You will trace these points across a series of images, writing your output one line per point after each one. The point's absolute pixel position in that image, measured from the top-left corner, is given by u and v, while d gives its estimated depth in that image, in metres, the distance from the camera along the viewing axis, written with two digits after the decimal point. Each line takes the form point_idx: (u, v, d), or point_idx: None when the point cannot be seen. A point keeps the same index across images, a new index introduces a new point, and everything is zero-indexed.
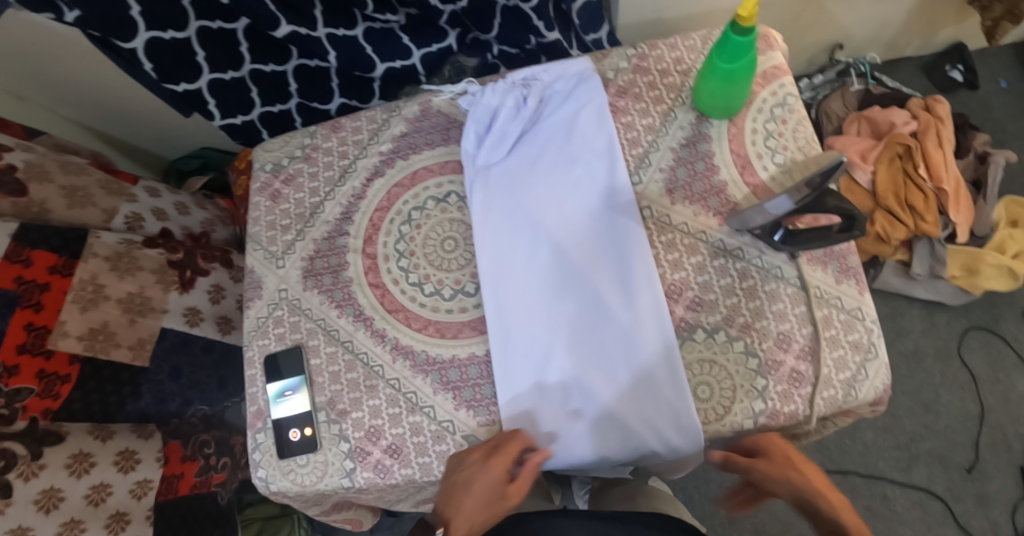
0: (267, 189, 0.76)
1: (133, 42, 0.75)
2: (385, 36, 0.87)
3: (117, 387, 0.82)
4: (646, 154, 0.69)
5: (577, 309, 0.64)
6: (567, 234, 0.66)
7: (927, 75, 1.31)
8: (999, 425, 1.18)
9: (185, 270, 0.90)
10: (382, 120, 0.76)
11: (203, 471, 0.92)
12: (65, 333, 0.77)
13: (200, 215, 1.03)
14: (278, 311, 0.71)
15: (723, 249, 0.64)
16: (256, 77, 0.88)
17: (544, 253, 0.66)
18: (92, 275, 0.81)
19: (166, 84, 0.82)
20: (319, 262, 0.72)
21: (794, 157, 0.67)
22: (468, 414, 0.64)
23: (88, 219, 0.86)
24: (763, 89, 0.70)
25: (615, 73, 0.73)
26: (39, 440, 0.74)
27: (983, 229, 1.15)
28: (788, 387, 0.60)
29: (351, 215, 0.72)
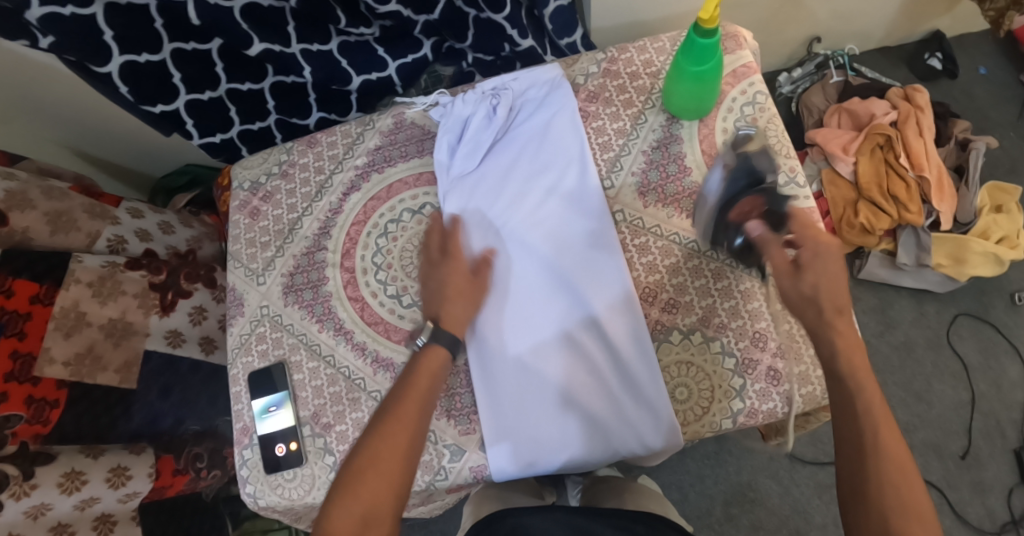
0: (246, 206, 0.77)
1: (109, 65, 0.76)
2: (360, 48, 0.88)
3: (108, 408, 0.83)
4: (617, 159, 0.69)
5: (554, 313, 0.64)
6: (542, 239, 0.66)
7: (907, 66, 1.32)
8: (992, 412, 1.18)
9: (167, 293, 0.92)
10: (356, 134, 0.76)
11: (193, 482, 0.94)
12: (51, 359, 0.77)
13: (185, 234, 1.04)
14: (261, 328, 0.72)
15: (697, 250, 0.64)
16: (233, 95, 0.88)
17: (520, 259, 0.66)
18: (74, 302, 0.81)
19: (143, 106, 0.83)
20: (299, 278, 0.72)
21: (765, 156, 0.67)
22: (449, 424, 0.64)
23: (72, 244, 0.87)
24: (733, 88, 0.70)
25: (585, 78, 0.74)
26: (31, 459, 0.74)
27: (967, 216, 1.15)
28: (765, 385, 0.60)
29: (329, 229, 0.73)
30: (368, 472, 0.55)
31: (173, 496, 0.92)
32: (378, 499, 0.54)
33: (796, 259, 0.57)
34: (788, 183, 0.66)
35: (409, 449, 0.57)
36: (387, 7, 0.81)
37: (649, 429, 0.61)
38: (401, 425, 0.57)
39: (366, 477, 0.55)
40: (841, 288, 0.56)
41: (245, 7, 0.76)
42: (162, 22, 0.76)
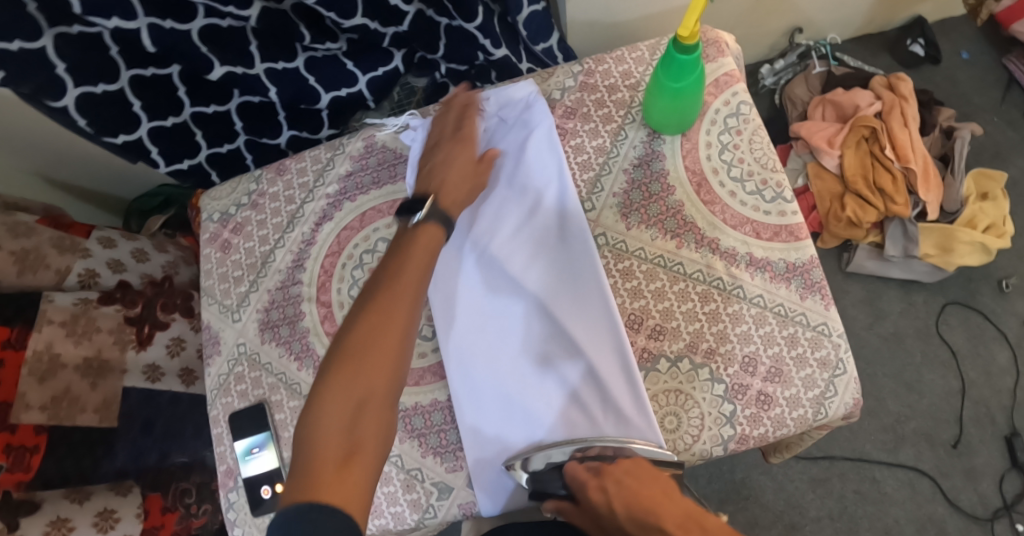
0: (216, 239, 0.74)
1: (64, 99, 0.73)
2: (329, 63, 0.84)
3: (90, 448, 0.80)
4: (597, 179, 0.67)
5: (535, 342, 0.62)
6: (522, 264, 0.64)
7: (891, 53, 1.30)
8: (982, 399, 1.18)
9: (144, 325, 0.89)
10: (326, 159, 0.74)
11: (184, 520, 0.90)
12: (27, 405, 0.75)
13: (161, 259, 1.01)
14: (238, 367, 0.70)
15: (683, 273, 0.63)
16: (199, 119, 0.85)
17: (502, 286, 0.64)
18: (47, 344, 0.78)
19: (104, 138, 0.80)
20: (275, 313, 0.70)
21: (751, 170, 0.65)
22: (436, 461, 0.62)
23: (41, 282, 0.85)
24: (715, 99, 0.68)
25: (562, 92, 0.71)
26: (14, 510, 0.71)
27: (954, 205, 1.14)
28: (756, 410, 0.59)
29: (303, 262, 0.71)
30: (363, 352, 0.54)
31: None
32: (379, 373, 0.53)
33: (603, 486, 0.52)
34: (774, 198, 0.64)
35: (408, 324, 0.56)
36: (353, 20, 0.77)
37: None
38: (401, 299, 0.56)
39: (370, 349, 0.54)
40: (654, 493, 0.51)
41: (202, 29, 0.73)
42: (117, 49, 0.73)
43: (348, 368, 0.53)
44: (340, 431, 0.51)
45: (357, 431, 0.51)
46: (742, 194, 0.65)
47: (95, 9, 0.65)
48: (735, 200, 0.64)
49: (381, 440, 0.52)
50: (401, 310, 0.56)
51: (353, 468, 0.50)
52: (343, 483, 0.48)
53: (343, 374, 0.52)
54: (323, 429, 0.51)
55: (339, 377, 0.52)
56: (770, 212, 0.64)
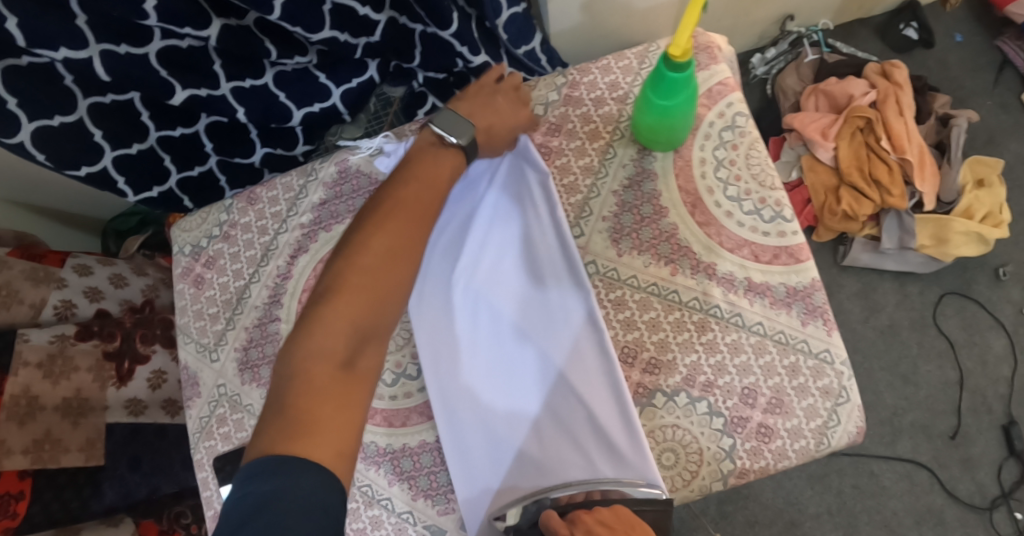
0: (189, 274, 0.71)
1: (19, 135, 0.69)
2: (300, 77, 0.80)
3: (76, 490, 0.77)
4: (586, 202, 0.64)
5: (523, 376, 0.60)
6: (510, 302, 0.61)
7: (881, 38, 1.26)
8: (979, 388, 1.18)
9: (123, 361, 0.86)
10: (298, 187, 0.70)
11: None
12: (9, 450, 0.72)
13: (140, 283, 0.97)
14: (220, 409, 0.67)
15: (677, 301, 0.61)
16: (166, 144, 0.81)
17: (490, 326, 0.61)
18: (24, 387, 0.75)
19: (66, 170, 0.76)
20: (253, 352, 0.67)
21: (749, 188, 0.64)
22: (427, 504, 0.60)
23: (15, 318, 0.81)
24: (709, 111, 0.66)
25: (545, 107, 0.67)
26: None
27: (950, 196, 1.12)
28: (757, 443, 0.58)
29: (280, 297, 0.67)
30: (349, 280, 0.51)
31: None
32: (385, 292, 0.52)
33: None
34: (773, 218, 0.63)
35: (415, 246, 0.54)
36: (321, 34, 0.71)
37: None
38: (409, 215, 0.55)
39: (377, 263, 0.52)
40: None
41: (159, 51, 0.69)
42: (71, 78, 0.69)
43: (352, 281, 0.51)
44: (339, 349, 0.49)
45: (357, 357, 0.49)
46: (739, 215, 0.63)
47: (41, 40, 0.62)
48: (732, 220, 0.63)
49: (381, 362, 0.50)
50: (404, 230, 0.54)
51: (352, 388, 0.47)
52: (340, 406, 0.46)
53: (345, 287, 0.50)
54: (320, 344, 0.48)
55: (340, 290, 0.50)
56: (769, 233, 0.63)
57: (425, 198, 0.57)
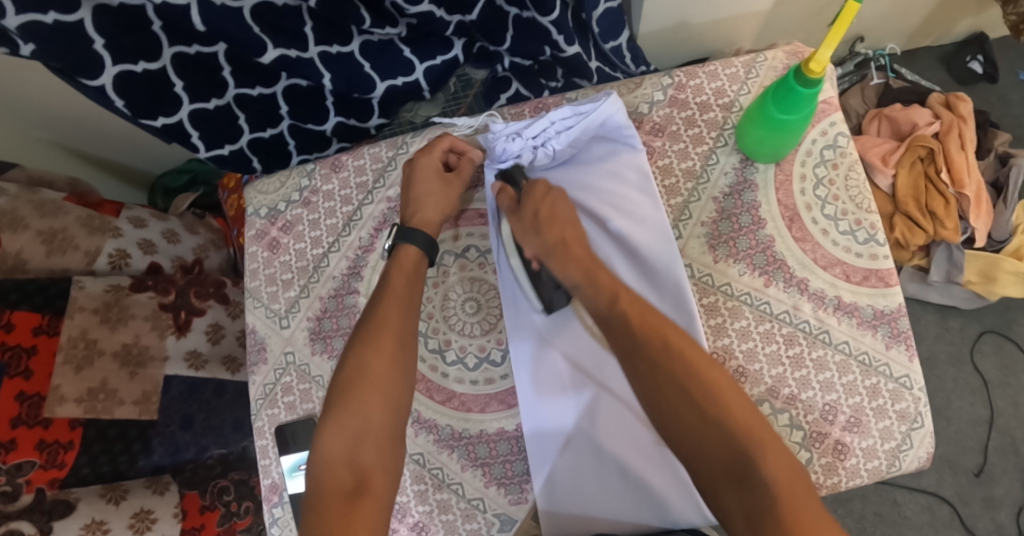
0: (264, 237, 0.70)
1: (101, 78, 0.67)
2: (384, 49, 0.78)
3: (125, 445, 0.77)
4: (686, 205, 0.64)
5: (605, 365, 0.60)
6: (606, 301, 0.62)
7: (945, 67, 1.26)
8: (1008, 429, 1.18)
9: (180, 312, 0.86)
10: (387, 159, 0.69)
11: (226, 519, 0.82)
12: (62, 398, 0.71)
13: (191, 242, 0.96)
14: (286, 377, 0.66)
15: (769, 313, 0.61)
16: (242, 102, 0.79)
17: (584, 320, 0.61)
18: (81, 331, 0.75)
19: (142, 120, 0.74)
20: (327, 323, 0.66)
21: (845, 209, 0.62)
22: (499, 492, 0.60)
23: (70, 265, 0.80)
24: (812, 128, 0.64)
25: (650, 106, 0.66)
26: (48, 513, 0.67)
27: (1002, 234, 1.11)
28: (832, 459, 0.58)
29: (359, 270, 0.67)
30: (347, 389, 0.54)
31: None
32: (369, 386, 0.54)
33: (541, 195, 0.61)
34: (867, 240, 0.61)
35: (398, 354, 0.56)
36: (419, 7, 0.71)
37: None
38: (388, 315, 0.57)
39: (363, 381, 0.55)
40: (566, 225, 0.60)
41: (255, 7, 0.67)
42: (159, 24, 0.67)
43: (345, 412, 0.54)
44: (344, 462, 0.53)
45: (359, 456, 0.53)
46: (834, 233, 0.62)
47: None
48: (827, 238, 0.62)
49: (386, 463, 0.54)
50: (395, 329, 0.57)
51: (365, 500, 0.51)
52: (351, 514, 0.49)
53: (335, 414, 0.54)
54: (330, 459, 0.53)
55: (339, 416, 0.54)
56: (861, 255, 0.61)
57: (397, 312, 0.57)
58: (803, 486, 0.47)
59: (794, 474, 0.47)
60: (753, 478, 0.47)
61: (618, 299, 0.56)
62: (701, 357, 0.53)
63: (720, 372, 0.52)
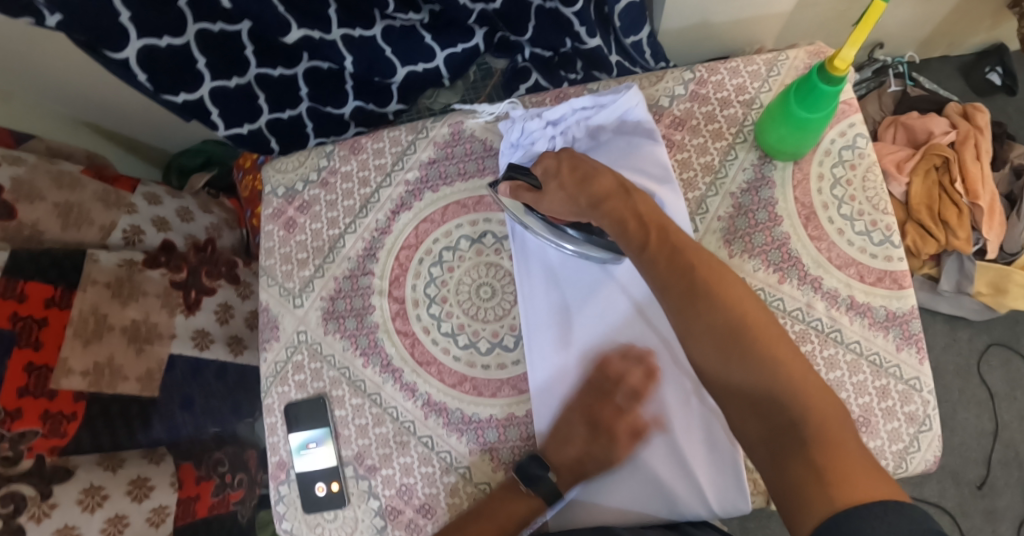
0: (281, 216, 0.70)
1: (125, 51, 0.68)
2: (406, 35, 0.78)
3: (126, 422, 0.77)
4: (703, 199, 0.64)
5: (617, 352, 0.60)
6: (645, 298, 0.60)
7: (964, 77, 1.26)
8: (1013, 442, 1.17)
9: (190, 290, 0.86)
10: (407, 142, 0.69)
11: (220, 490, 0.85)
12: (68, 370, 0.72)
13: (205, 221, 0.96)
14: (298, 356, 0.66)
15: (782, 309, 0.61)
16: (263, 82, 0.80)
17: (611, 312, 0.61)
18: (92, 306, 0.75)
19: (164, 95, 0.75)
20: (340, 304, 0.67)
21: (862, 209, 0.62)
22: (506, 477, 0.60)
23: (85, 239, 0.80)
24: (831, 128, 0.63)
25: (670, 100, 0.66)
26: (48, 478, 0.68)
27: (1014, 246, 1.11)
28: None
29: (375, 252, 0.67)
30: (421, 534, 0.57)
31: (204, 514, 0.82)
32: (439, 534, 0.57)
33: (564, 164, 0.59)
34: (882, 241, 0.61)
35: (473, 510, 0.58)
36: None
37: (721, 495, 0.57)
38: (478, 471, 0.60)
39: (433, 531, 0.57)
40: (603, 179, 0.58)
41: None
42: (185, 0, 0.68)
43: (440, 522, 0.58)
44: None
45: None
46: (850, 234, 0.62)
47: None
48: (842, 238, 0.62)
49: None
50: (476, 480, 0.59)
51: None
52: None
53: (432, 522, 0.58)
54: None
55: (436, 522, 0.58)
56: (876, 256, 0.61)
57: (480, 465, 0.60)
58: (833, 405, 0.49)
59: (822, 397, 0.49)
60: (782, 403, 0.49)
61: (651, 250, 0.55)
62: (732, 284, 0.53)
63: (751, 297, 0.53)
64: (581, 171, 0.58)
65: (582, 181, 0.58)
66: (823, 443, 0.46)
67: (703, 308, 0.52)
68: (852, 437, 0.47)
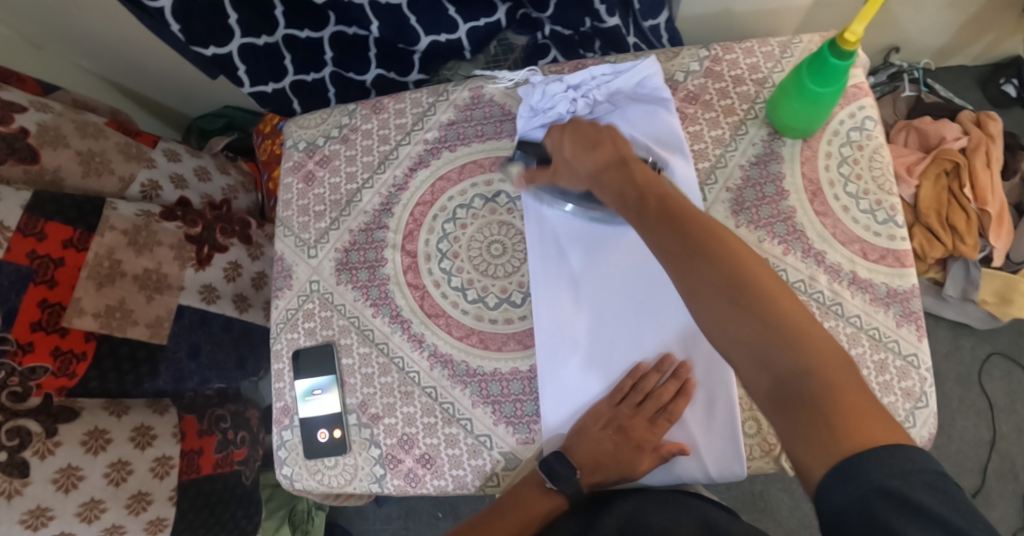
0: (300, 169, 0.72)
1: (161, 0, 0.70)
2: (431, 6, 0.78)
3: (134, 367, 0.78)
4: (713, 170, 0.65)
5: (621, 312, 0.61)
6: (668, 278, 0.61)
7: (981, 88, 1.27)
8: (1009, 453, 1.17)
9: (203, 246, 0.86)
10: (428, 104, 0.70)
11: (221, 447, 0.88)
12: (81, 310, 0.73)
13: (222, 182, 0.97)
14: (309, 304, 0.68)
15: (785, 280, 0.62)
16: (290, 43, 0.82)
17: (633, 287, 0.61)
18: (109, 249, 0.76)
19: (193, 47, 0.77)
20: (354, 255, 0.68)
21: (868, 189, 0.63)
22: (507, 431, 0.61)
23: (104, 187, 0.81)
24: (842, 110, 0.65)
25: (685, 75, 0.68)
26: (54, 416, 0.70)
27: (1020, 255, 1.11)
28: None
29: (391, 207, 0.69)
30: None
31: (208, 471, 0.85)
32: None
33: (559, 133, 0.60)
34: (887, 221, 0.62)
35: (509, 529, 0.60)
36: None
37: (719, 461, 0.58)
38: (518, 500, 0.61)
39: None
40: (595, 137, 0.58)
41: None
42: None
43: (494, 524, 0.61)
44: None
45: None
46: (855, 211, 0.63)
47: None
48: (848, 216, 0.63)
49: None
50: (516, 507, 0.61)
51: None
52: None
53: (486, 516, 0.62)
54: None
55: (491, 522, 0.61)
56: (880, 234, 0.62)
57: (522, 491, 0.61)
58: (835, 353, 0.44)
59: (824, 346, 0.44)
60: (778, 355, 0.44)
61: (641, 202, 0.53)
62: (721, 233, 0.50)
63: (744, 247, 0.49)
64: (583, 149, 0.58)
65: (586, 149, 0.58)
66: (834, 397, 0.42)
67: (702, 263, 0.47)
68: (862, 391, 0.42)
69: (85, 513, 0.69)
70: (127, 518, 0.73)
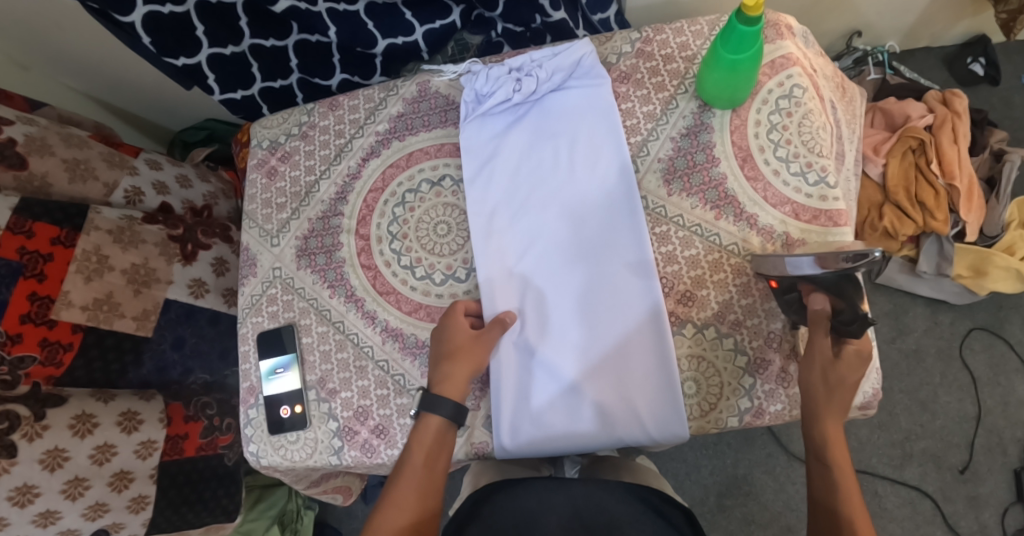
0: (264, 165, 0.76)
1: (132, 15, 0.76)
2: (388, 12, 0.82)
3: (119, 354, 0.81)
4: (645, 143, 0.68)
5: (564, 284, 0.65)
6: (611, 249, 0.65)
7: (947, 68, 1.28)
8: (996, 428, 1.16)
9: (187, 244, 0.91)
10: (379, 99, 0.74)
11: (209, 432, 0.93)
12: (70, 303, 0.77)
13: (203, 189, 1.02)
14: (272, 289, 0.72)
15: (718, 244, 0.64)
16: (256, 51, 0.87)
17: (572, 255, 0.65)
18: (95, 246, 0.80)
19: (165, 58, 0.83)
20: (313, 242, 0.72)
21: (798, 153, 0.64)
22: None
23: (88, 194, 0.85)
24: (770, 80, 0.67)
25: (618, 57, 0.71)
26: (42, 401, 0.75)
27: (994, 229, 1.11)
28: (775, 386, 0.61)
29: (346, 195, 0.73)
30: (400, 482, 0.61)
31: (191, 453, 0.91)
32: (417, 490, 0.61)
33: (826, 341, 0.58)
34: (817, 182, 0.63)
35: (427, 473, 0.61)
36: None
37: (656, 419, 0.62)
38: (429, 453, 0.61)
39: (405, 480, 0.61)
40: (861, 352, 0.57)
41: None
42: None
43: (395, 495, 0.61)
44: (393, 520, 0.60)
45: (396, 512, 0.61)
46: (786, 174, 0.64)
47: None
48: (778, 179, 0.64)
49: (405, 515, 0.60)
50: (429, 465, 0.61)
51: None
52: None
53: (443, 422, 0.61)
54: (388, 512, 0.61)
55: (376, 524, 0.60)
56: (812, 196, 0.63)
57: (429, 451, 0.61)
58: None
59: None
60: None
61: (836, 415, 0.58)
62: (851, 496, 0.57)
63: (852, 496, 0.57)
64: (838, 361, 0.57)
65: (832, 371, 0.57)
66: None
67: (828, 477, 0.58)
68: None
69: (71, 490, 0.75)
70: (111, 496, 0.79)
